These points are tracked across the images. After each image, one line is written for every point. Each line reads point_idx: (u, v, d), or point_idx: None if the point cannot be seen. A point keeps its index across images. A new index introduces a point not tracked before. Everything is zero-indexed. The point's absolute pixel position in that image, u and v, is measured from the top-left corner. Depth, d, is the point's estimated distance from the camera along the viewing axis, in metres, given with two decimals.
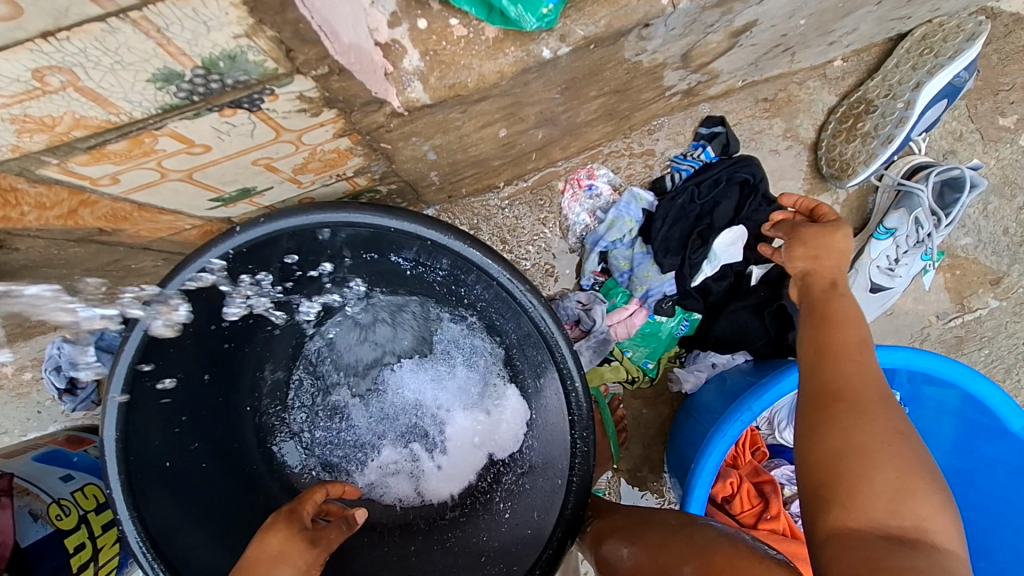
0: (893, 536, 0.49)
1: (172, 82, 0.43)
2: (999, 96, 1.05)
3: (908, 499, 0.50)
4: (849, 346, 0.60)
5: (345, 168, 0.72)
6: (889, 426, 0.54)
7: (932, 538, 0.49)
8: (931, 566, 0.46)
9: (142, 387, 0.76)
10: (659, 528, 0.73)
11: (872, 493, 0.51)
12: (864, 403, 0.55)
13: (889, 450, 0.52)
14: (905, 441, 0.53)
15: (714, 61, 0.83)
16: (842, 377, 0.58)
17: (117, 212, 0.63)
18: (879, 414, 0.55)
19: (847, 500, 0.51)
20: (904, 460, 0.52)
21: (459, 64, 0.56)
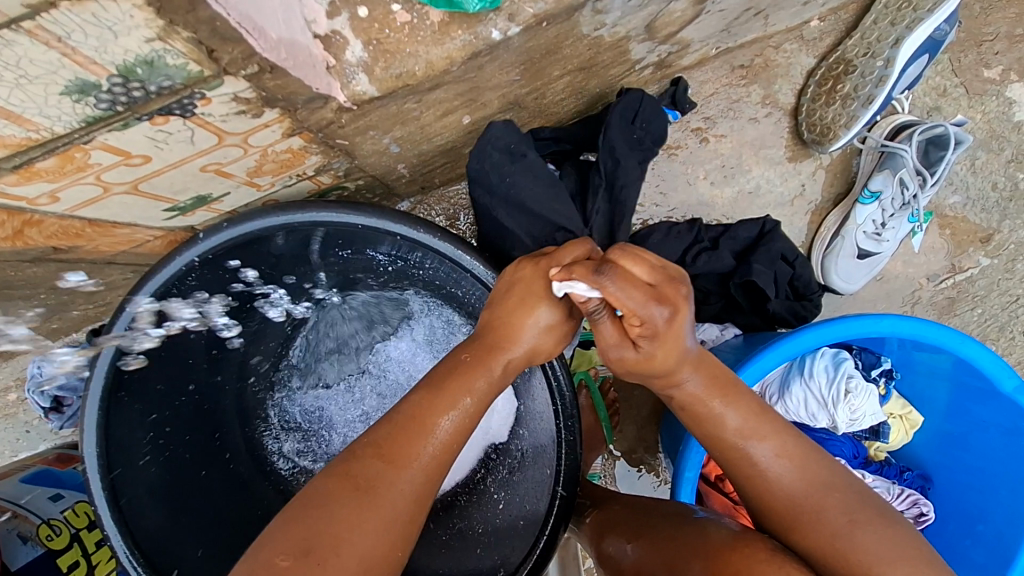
0: None
1: (89, 93, 0.40)
2: (982, 47, 1.01)
3: None
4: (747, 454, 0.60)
5: (304, 167, 0.70)
6: (818, 518, 0.57)
7: None
8: None
9: (119, 402, 0.75)
10: (662, 521, 0.71)
11: None
12: (795, 509, 0.58)
13: (840, 547, 0.54)
14: (854, 526, 0.55)
15: (682, 30, 0.80)
16: (765, 490, 0.59)
17: (68, 229, 0.61)
18: (815, 510, 0.57)
19: None
20: (860, 548, 0.54)
21: (405, 51, 0.53)
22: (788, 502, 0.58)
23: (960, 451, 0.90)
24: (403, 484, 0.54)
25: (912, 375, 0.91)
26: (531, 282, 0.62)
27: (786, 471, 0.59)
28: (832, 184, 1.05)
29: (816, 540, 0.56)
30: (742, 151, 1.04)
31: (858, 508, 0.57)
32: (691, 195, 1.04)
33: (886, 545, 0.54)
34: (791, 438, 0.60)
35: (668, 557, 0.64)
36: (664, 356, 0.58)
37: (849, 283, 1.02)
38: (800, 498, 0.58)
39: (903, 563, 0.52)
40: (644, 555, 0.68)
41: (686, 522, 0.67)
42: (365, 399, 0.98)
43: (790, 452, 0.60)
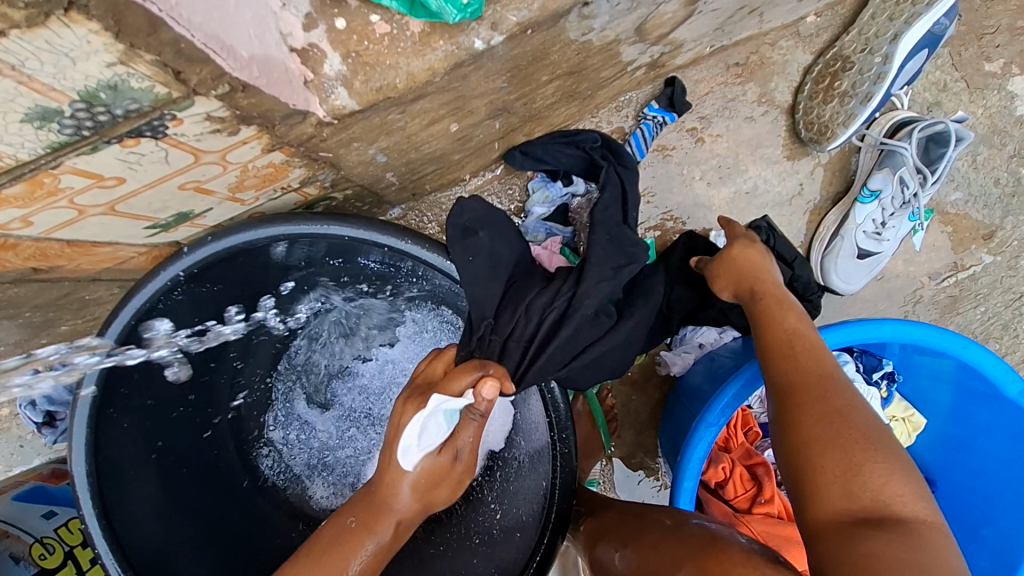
0: (861, 516, 0.48)
1: (52, 119, 0.39)
2: (983, 40, 0.99)
3: (870, 475, 0.50)
4: (786, 342, 0.63)
5: (288, 180, 0.68)
6: (831, 408, 0.55)
7: (897, 508, 0.48)
8: (907, 544, 0.45)
9: (108, 418, 0.74)
10: (653, 529, 0.70)
11: (828, 482, 0.51)
12: (813, 395, 0.56)
13: (829, 430, 0.53)
14: (851, 413, 0.54)
15: (674, 30, 0.79)
16: (782, 373, 0.60)
17: (46, 251, 0.60)
18: (820, 395, 0.56)
19: (811, 492, 0.52)
20: (851, 433, 0.53)
21: (385, 63, 0.52)
22: (810, 389, 0.57)
23: (963, 454, 0.89)
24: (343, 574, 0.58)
25: (914, 377, 0.90)
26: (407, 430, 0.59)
27: (811, 363, 0.60)
28: (831, 183, 1.03)
29: (814, 423, 0.54)
30: (738, 150, 1.02)
31: (873, 417, 0.55)
32: (687, 196, 1.02)
33: (883, 448, 0.51)
34: (825, 354, 0.61)
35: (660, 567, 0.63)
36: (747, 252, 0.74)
37: (849, 284, 1.00)
38: (821, 389, 0.57)
39: (896, 470, 0.50)
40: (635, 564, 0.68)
41: (678, 531, 0.66)
42: (361, 403, 0.98)
43: (824, 362, 0.60)
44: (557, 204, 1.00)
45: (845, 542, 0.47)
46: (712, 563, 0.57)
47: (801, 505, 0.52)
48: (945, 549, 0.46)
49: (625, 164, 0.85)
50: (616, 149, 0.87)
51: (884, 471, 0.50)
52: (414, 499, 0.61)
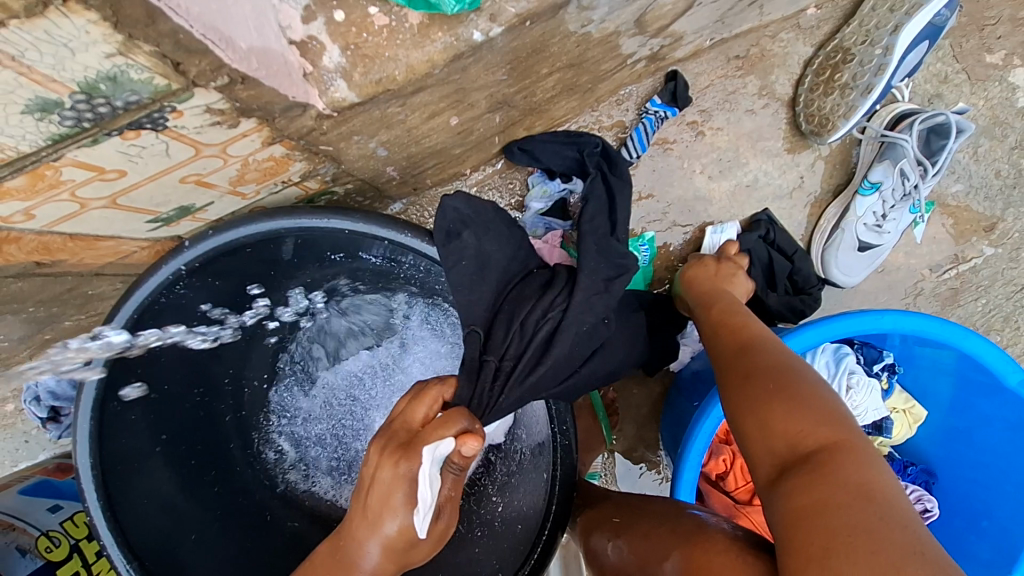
0: (784, 466, 0.51)
1: (52, 111, 0.39)
2: (985, 31, 0.99)
3: (776, 425, 0.53)
4: (720, 333, 0.68)
5: (288, 174, 0.68)
6: (743, 373, 0.59)
7: (807, 447, 0.50)
8: (813, 479, 0.47)
9: (114, 411, 0.74)
10: (646, 519, 0.71)
11: (755, 444, 0.54)
12: (732, 368, 0.61)
13: (743, 393, 0.57)
14: (757, 372, 0.58)
15: (674, 22, 0.78)
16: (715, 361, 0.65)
17: (49, 245, 0.60)
18: (736, 366, 0.60)
19: (751, 462, 0.55)
20: (757, 390, 0.56)
21: (384, 56, 0.52)
22: (731, 363, 0.62)
23: (964, 446, 0.89)
24: None
25: (915, 369, 0.90)
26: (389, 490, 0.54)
27: (731, 345, 0.64)
28: (832, 176, 1.03)
29: (733, 393, 0.58)
30: (739, 143, 1.02)
31: (785, 366, 0.58)
32: (688, 189, 1.02)
33: (788, 393, 0.54)
34: (749, 330, 0.66)
35: (653, 557, 0.64)
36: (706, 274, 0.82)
37: (850, 276, 1.00)
38: (738, 360, 0.61)
39: (799, 409, 0.52)
40: (630, 554, 0.68)
41: (670, 521, 0.67)
42: (362, 396, 0.98)
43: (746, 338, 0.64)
44: (556, 199, 0.99)
45: (772, 498, 0.50)
46: (705, 553, 0.58)
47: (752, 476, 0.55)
48: (848, 470, 0.47)
49: (619, 175, 0.87)
50: (612, 159, 0.89)
51: (789, 415, 0.53)
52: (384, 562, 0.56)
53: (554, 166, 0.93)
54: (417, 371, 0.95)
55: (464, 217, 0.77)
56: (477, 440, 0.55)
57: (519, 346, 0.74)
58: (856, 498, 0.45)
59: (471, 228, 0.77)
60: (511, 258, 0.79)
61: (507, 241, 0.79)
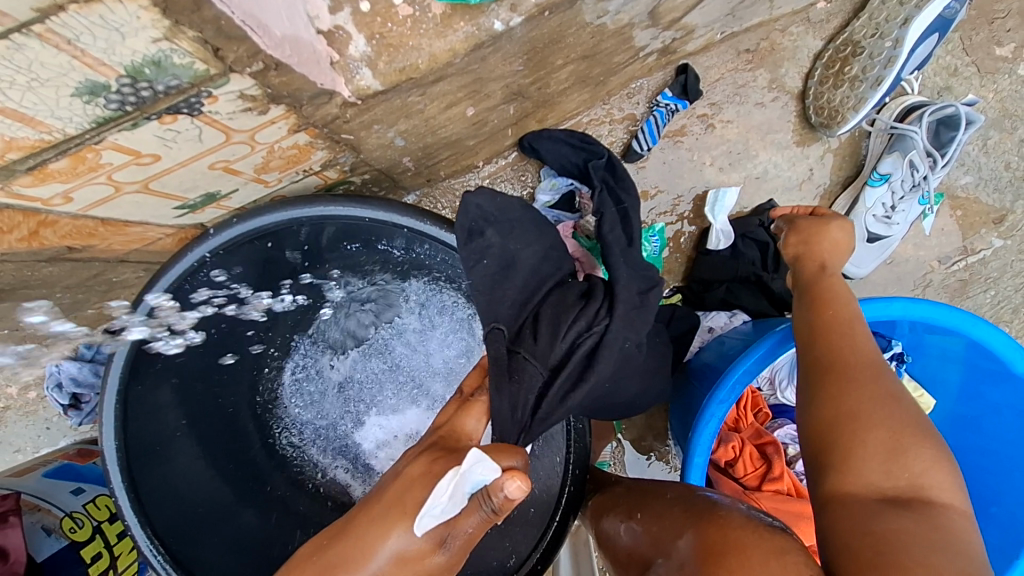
0: (891, 498, 0.54)
1: (99, 94, 0.41)
2: (994, 24, 1.00)
3: (911, 464, 0.55)
4: (841, 322, 0.66)
5: (310, 163, 0.70)
6: (880, 391, 0.59)
7: (927, 495, 0.53)
8: (931, 529, 0.51)
9: (137, 394, 0.77)
10: (659, 501, 0.72)
11: (867, 458, 0.56)
12: (865, 378, 0.60)
13: (879, 409, 0.58)
14: (900, 401, 0.59)
15: (686, 15, 0.80)
16: (830, 351, 0.64)
17: (82, 229, 0.62)
18: (872, 379, 0.60)
19: (842, 466, 0.56)
20: (897, 419, 0.57)
21: (408, 45, 0.53)
22: (859, 370, 0.61)
23: (974, 434, 0.90)
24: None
25: (924, 358, 0.91)
26: (408, 489, 0.49)
27: (856, 349, 0.63)
28: (841, 168, 1.04)
29: (862, 401, 0.59)
30: (748, 136, 1.03)
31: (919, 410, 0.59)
32: (698, 180, 1.03)
33: (924, 439, 0.56)
34: (871, 340, 0.65)
35: (660, 535, 0.65)
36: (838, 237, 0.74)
37: (860, 267, 1.01)
38: (866, 372, 0.61)
39: (936, 461, 0.55)
40: (637, 534, 0.70)
41: (679, 502, 0.68)
42: (388, 386, 0.99)
43: (870, 349, 0.64)
44: (564, 192, 1.01)
45: (867, 514, 0.53)
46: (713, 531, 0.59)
47: (828, 472, 0.57)
48: (961, 534, 0.52)
49: (627, 188, 0.88)
50: (617, 172, 0.90)
51: (920, 459, 0.55)
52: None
53: (549, 163, 0.96)
54: (432, 362, 0.97)
55: (488, 214, 0.77)
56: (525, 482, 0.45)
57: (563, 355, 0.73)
58: (968, 561, 0.49)
59: (497, 226, 0.78)
60: (541, 258, 0.79)
61: (534, 239, 0.79)
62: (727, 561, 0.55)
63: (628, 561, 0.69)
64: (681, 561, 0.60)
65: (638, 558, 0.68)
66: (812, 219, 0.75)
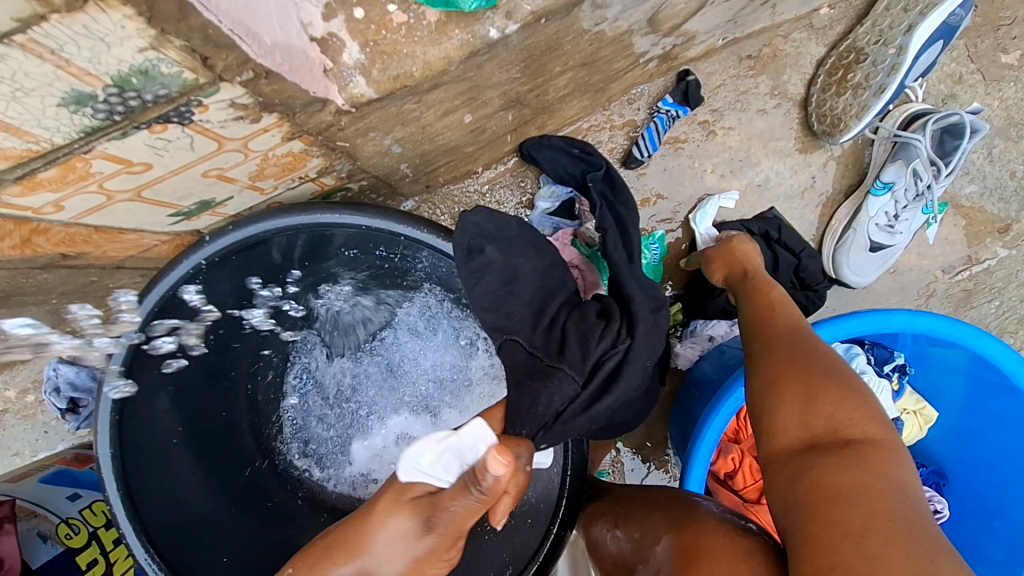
0: (816, 445, 0.53)
1: (86, 103, 0.40)
2: (999, 31, 0.99)
3: (825, 410, 0.54)
4: (765, 306, 0.69)
5: (306, 170, 0.70)
6: (792, 349, 0.60)
7: (848, 435, 0.52)
8: (853, 465, 0.49)
9: (134, 403, 0.75)
10: (643, 505, 0.72)
11: (788, 413, 0.56)
12: (782, 343, 0.61)
13: (790, 366, 0.58)
14: (813, 353, 0.59)
15: (686, 22, 0.79)
16: (756, 331, 0.66)
17: (75, 236, 0.61)
18: (786, 342, 0.61)
19: (770, 431, 0.57)
20: (805, 368, 0.57)
21: (402, 53, 0.53)
22: (781, 338, 0.62)
23: (977, 447, 0.88)
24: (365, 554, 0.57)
25: (926, 369, 0.89)
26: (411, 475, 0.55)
27: (779, 322, 0.65)
28: (844, 176, 1.03)
29: (778, 363, 0.59)
30: (750, 143, 1.02)
31: (839, 359, 0.59)
32: (699, 188, 1.02)
33: (837, 381, 0.55)
34: (793, 313, 0.67)
35: (645, 542, 0.65)
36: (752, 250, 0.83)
37: (862, 277, 0.99)
38: (788, 337, 0.62)
39: (851, 398, 0.54)
40: (624, 542, 0.69)
41: (662, 507, 0.68)
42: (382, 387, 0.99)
43: (789, 319, 0.66)
44: (564, 200, 1.00)
45: (797, 470, 0.52)
46: (695, 540, 0.58)
47: (763, 441, 0.57)
48: (890, 466, 0.49)
49: (625, 202, 0.86)
50: (615, 184, 0.87)
51: (834, 401, 0.54)
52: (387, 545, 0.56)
53: (548, 173, 0.95)
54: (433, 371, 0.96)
55: (486, 232, 0.80)
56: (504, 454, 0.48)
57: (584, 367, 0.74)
58: (885, 486, 0.47)
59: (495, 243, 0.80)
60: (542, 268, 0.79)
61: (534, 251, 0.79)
62: (699, 565, 0.56)
63: (615, 568, 0.69)
64: (659, 566, 0.61)
65: (624, 566, 0.67)
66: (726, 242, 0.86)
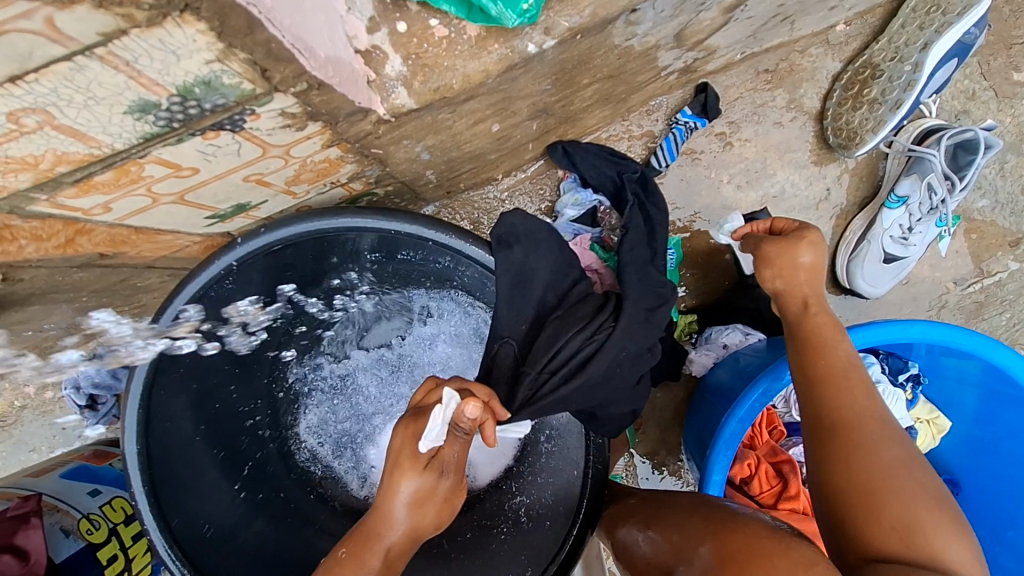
0: (913, 562, 0.53)
1: (149, 112, 0.42)
2: (1013, 50, 1.00)
3: (926, 531, 0.54)
4: (841, 373, 0.66)
5: (338, 175, 0.72)
6: (891, 457, 0.59)
7: (946, 560, 0.53)
8: None
9: (160, 398, 0.78)
10: (675, 510, 0.74)
11: (885, 524, 0.55)
12: (875, 441, 0.60)
13: (893, 475, 0.58)
14: (912, 466, 0.59)
15: (710, 37, 0.81)
16: (839, 406, 0.64)
17: (115, 237, 0.63)
18: (881, 442, 0.61)
19: (859, 531, 0.56)
20: (909, 485, 0.57)
21: (443, 65, 0.55)
22: (869, 432, 0.61)
23: (990, 457, 0.90)
24: (387, 536, 0.59)
25: (940, 381, 0.91)
26: (403, 450, 0.58)
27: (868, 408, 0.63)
28: (858, 188, 1.05)
29: (875, 465, 0.59)
30: (766, 155, 1.04)
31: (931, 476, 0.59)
32: (716, 198, 1.04)
33: (939, 506, 0.56)
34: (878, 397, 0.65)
35: (681, 545, 0.66)
36: (808, 256, 0.68)
37: (875, 287, 1.01)
38: (878, 432, 0.61)
39: (952, 527, 0.55)
40: (656, 546, 0.70)
41: (698, 511, 0.70)
42: (398, 386, 0.99)
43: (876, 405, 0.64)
44: (587, 208, 1.01)
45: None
46: (736, 543, 0.60)
47: (849, 537, 0.57)
48: None
49: (656, 203, 0.92)
50: (648, 187, 0.93)
51: (927, 500, 0.56)
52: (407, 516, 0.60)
53: (585, 171, 0.98)
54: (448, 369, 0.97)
55: (518, 231, 0.81)
56: (476, 405, 0.55)
57: (554, 363, 0.78)
58: None
59: (522, 243, 0.81)
60: None
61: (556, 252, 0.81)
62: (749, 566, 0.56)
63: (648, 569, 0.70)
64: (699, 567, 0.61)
65: (660, 568, 0.68)
66: (779, 241, 0.69)
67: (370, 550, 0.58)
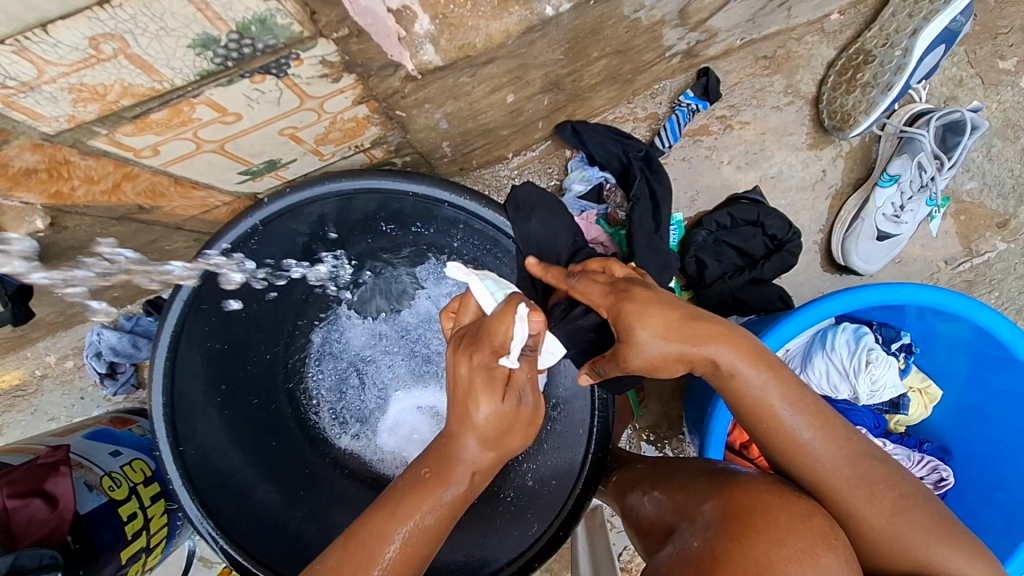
0: None
1: (209, 47, 0.46)
2: (998, 39, 1.06)
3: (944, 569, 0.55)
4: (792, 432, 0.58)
5: (362, 138, 0.76)
6: (890, 498, 0.57)
7: None
8: None
9: (184, 352, 0.81)
10: (682, 473, 0.73)
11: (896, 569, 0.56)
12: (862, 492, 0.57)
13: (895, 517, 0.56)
14: (907, 496, 0.57)
15: (711, 17, 0.86)
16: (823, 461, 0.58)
17: (156, 187, 0.67)
18: (874, 484, 0.57)
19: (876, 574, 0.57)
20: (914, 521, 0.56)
21: (467, 25, 0.58)
22: (848, 483, 0.57)
23: (979, 423, 0.93)
24: (464, 454, 0.57)
25: (932, 349, 0.95)
26: (471, 380, 0.55)
27: (839, 446, 0.58)
28: (852, 171, 1.10)
29: (874, 513, 0.57)
30: (765, 137, 1.09)
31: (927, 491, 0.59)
32: (716, 178, 1.09)
33: (951, 536, 0.56)
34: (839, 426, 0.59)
35: (684, 504, 0.66)
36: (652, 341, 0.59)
37: (869, 264, 1.05)
38: (869, 479, 0.58)
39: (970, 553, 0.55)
40: (660, 507, 0.71)
41: (703, 473, 0.69)
42: (411, 358, 1.00)
43: (844, 435, 0.59)
44: (593, 183, 1.05)
45: None
46: (737, 491, 0.59)
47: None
48: None
49: (660, 179, 0.98)
50: (654, 164, 0.99)
51: (919, 524, 0.56)
52: (488, 449, 0.57)
53: (595, 149, 1.02)
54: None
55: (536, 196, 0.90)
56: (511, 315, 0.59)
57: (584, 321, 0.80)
58: None
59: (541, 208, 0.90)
60: None
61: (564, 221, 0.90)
62: (751, 519, 0.54)
63: (651, 528, 0.71)
64: (699, 522, 0.60)
65: (664, 525, 0.68)
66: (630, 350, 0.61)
67: (452, 470, 0.57)
